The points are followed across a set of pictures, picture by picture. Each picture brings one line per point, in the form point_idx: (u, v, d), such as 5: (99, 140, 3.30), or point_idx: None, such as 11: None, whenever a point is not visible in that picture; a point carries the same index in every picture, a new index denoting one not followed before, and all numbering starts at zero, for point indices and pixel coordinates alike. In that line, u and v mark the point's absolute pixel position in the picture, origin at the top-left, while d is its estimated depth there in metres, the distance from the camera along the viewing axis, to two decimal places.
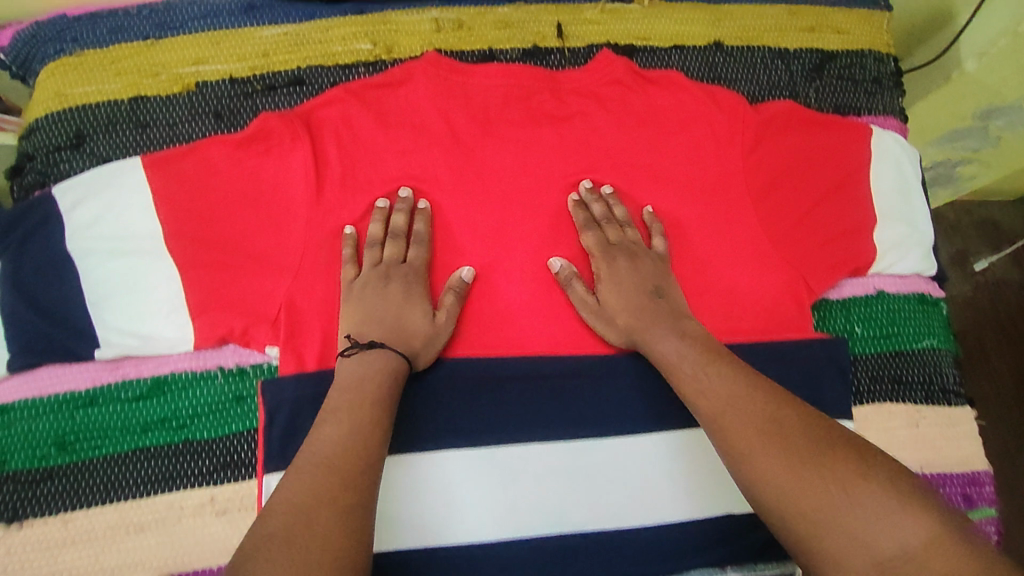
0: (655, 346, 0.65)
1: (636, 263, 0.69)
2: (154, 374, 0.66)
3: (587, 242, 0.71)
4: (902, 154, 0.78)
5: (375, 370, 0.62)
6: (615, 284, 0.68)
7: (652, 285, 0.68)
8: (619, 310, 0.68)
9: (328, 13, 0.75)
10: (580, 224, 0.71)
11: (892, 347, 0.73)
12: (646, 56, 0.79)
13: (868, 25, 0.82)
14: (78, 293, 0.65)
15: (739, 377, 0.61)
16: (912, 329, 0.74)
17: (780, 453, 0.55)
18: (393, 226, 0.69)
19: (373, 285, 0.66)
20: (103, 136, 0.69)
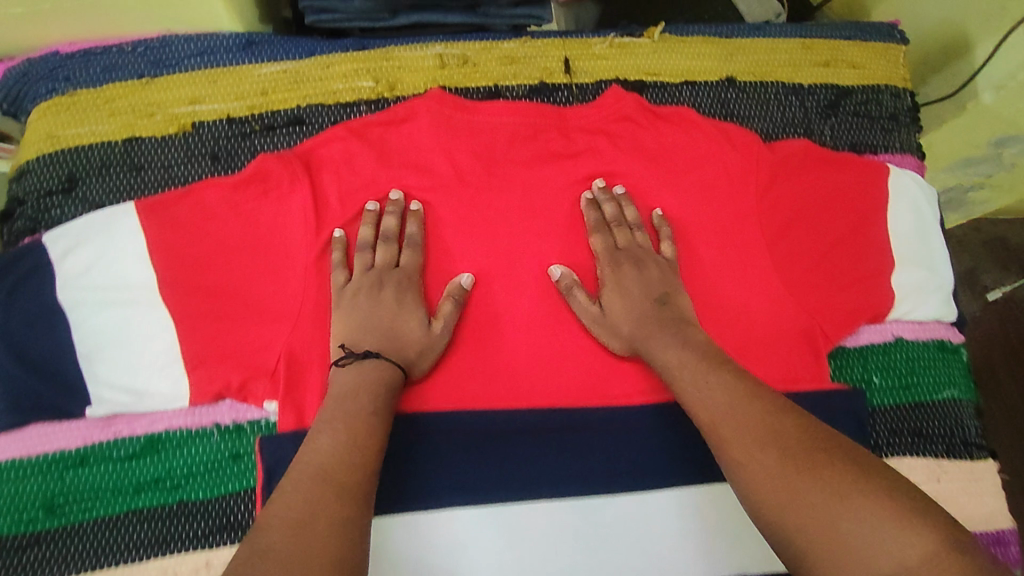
0: (654, 353, 0.64)
1: (640, 269, 0.68)
2: (148, 432, 0.63)
3: (594, 245, 0.70)
4: (920, 194, 0.75)
5: (366, 382, 0.60)
6: (616, 290, 0.67)
7: (656, 292, 0.67)
8: (619, 317, 0.66)
9: (328, 49, 0.73)
10: (590, 226, 0.70)
11: (911, 398, 0.71)
12: (657, 91, 0.76)
13: (885, 59, 0.79)
14: (69, 349, 0.63)
15: (739, 384, 0.59)
16: (931, 381, 0.71)
17: (780, 464, 0.53)
18: (385, 230, 0.67)
19: (366, 292, 0.65)
20: (96, 180, 0.67)
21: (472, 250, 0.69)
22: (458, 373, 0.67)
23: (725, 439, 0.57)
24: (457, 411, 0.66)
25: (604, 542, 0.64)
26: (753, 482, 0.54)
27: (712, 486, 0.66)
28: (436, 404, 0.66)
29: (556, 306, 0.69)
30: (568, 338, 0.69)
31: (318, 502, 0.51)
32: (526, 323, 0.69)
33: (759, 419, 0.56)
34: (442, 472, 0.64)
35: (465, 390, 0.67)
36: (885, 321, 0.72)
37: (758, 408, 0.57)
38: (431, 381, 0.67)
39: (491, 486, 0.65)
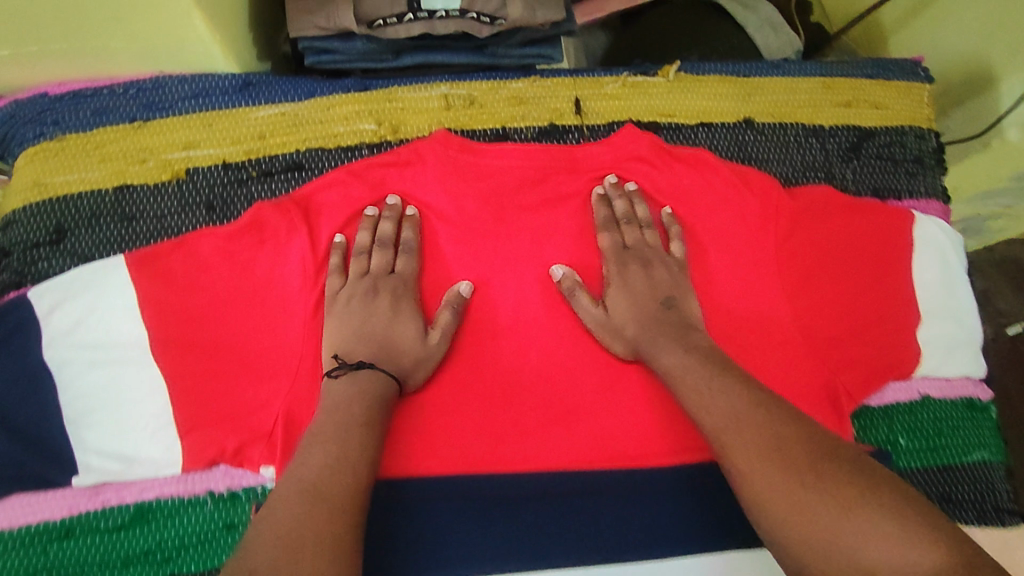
0: (657, 359, 0.61)
1: (647, 270, 0.65)
2: (137, 500, 0.60)
3: (602, 243, 0.67)
4: (946, 242, 0.72)
5: (358, 392, 0.58)
6: (622, 291, 0.65)
7: (663, 295, 0.64)
8: (623, 317, 0.64)
9: (328, 90, 0.70)
10: (599, 223, 0.67)
11: (939, 460, 0.68)
12: (672, 132, 0.73)
13: (908, 97, 0.76)
14: (54, 413, 0.60)
15: (744, 391, 0.57)
16: (959, 442, 0.69)
17: (784, 475, 0.51)
18: (380, 233, 0.65)
19: (360, 298, 0.62)
20: (85, 231, 0.64)
21: (478, 301, 0.66)
22: (463, 433, 0.64)
23: (727, 446, 0.55)
24: (460, 476, 0.63)
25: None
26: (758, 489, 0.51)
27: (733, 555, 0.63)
28: (441, 468, 0.63)
29: (566, 361, 0.66)
30: (578, 396, 0.65)
31: (303, 521, 0.48)
32: (535, 379, 0.65)
33: (764, 427, 0.54)
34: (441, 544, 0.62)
35: (472, 452, 0.64)
36: (912, 378, 0.69)
37: (761, 415, 0.55)
38: (434, 441, 0.63)
39: (496, 552, 0.62)
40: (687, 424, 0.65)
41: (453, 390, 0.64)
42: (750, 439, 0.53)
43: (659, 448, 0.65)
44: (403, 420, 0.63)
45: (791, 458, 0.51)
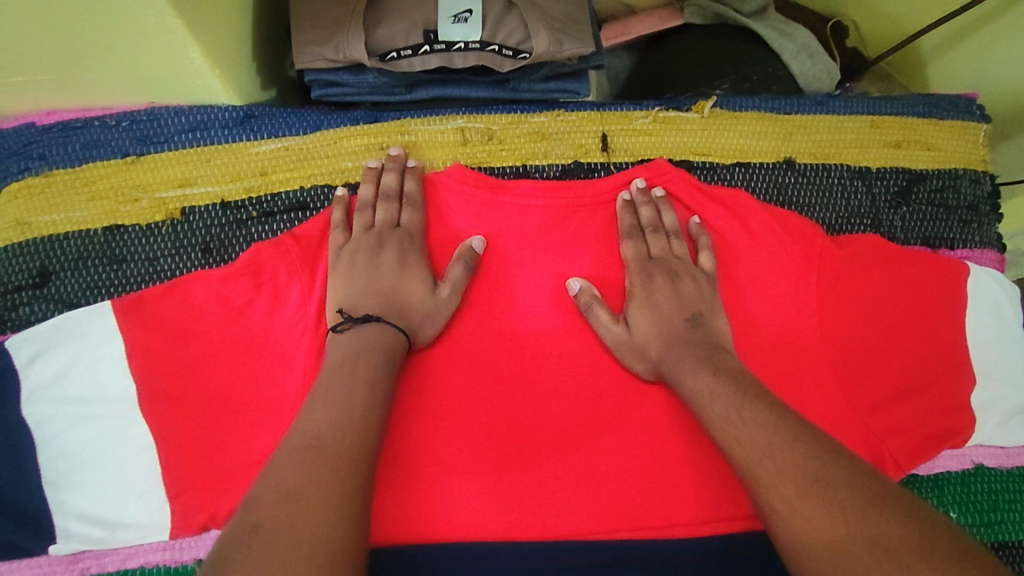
0: (683, 380, 0.56)
1: (675, 283, 0.61)
2: (120, 568, 0.56)
3: (626, 253, 0.63)
4: (1004, 296, 0.66)
5: (360, 357, 0.53)
6: (645, 305, 0.60)
7: (691, 311, 0.60)
8: (647, 334, 0.59)
9: (336, 122, 0.65)
10: (623, 230, 0.63)
11: (995, 538, 0.62)
12: (707, 171, 0.68)
13: (962, 138, 0.71)
14: (32, 472, 0.55)
15: (780, 421, 0.51)
16: (1016, 518, 0.62)
17: (826, 504, 0.45)
18: (384, 186, 0.62)
19: (366, 251, 0.59)
20: (71, 274, 0.59)
21: (494, 349, 0.61)
22: (476, 496, 0.58)
23: (760, 481, 0.48)
24: (466, 542, 0.57)
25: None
26: (799, 532, 0.45)
27: None
28: (450, 535, 0.57)
29: (590, 420, 0.60)
30: (603, 457, 0.59)
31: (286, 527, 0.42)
32: (556, 438, 0.59)
33: (803, 459, 0.48)
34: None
35: (484, 516, 0.58)
36: (965, 446, 0.63)
37: (802, 448, 0.49)
38: (443, 505, 0.57)
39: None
40: (722, 491, 0.59)
41: (466, 448, 0.58)
42: (788, 475, 0.47)
43: (690, 515, 0.59)
44: (409, 482, 0.58)
45: (835, 492, 0.45)
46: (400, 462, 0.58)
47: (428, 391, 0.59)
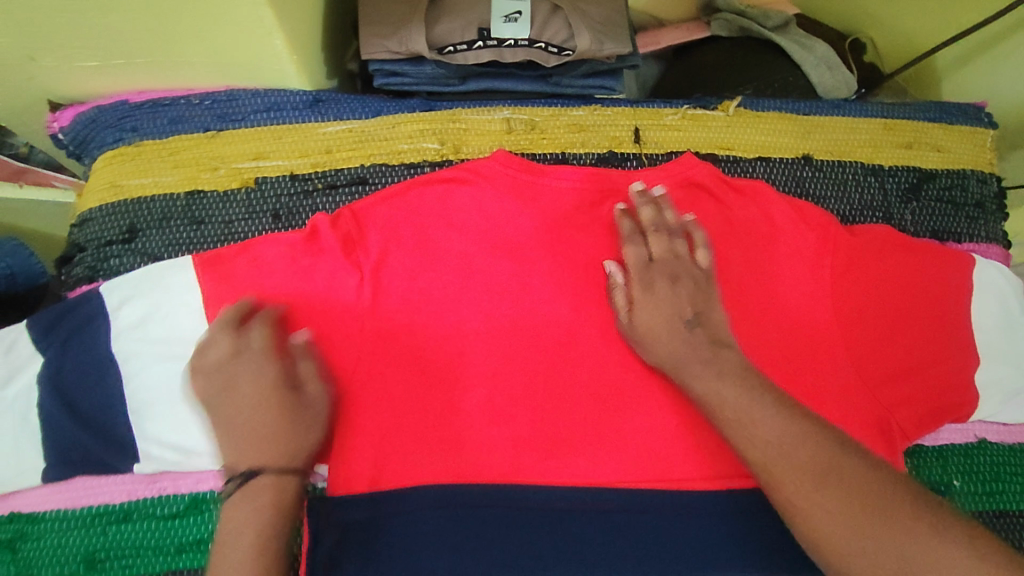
0: (709, 350, 0.61)
1: (675, 286, 0.64)
2: (191, 491, 0.63)
3: (626, 257, 0.65)
4: (1007, 286, 0.71)
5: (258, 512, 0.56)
6: (648, 306, 0.63)
7: (688, 314, 0.63)
8: (651, 334, 0.63)
9: (395, 109, 0.72)
10: (625, 236, 0.66)
11: (995, 506, 0.66)
12: (731, 164, 0.73)
13: (970, 143, 0.76)
14: (120, 400, 0.62)
15: None
16: (1018, 489, 0.67)
17: None
18: (232, 323, 0.61)
19: (223, 400, 0.59)
20: (156, 232, 0.66)
21: (531, 316, 0.66)
22: (515, 443, 0.63)
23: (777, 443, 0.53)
24: (501, 483, 0.62)
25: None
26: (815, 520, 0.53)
27: None
28: (489, 475, 0.63)
29: (617, 381, 0.65)
30: (629, 414, 0.65)
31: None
32: (586, 397, 0.65)
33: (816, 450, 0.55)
34: (475, 547, 0.60)
35: (519, 460, 0.63)
36: (967, 421, 0.68)
37: None
38: (480, 452, 0.63)
39: (533, 564, 0.60)
40: None
41: (502, 404, 0.64)
42: (801, 462, 0.54)
43: (705, 471, 0.64)
44: (450, 431, 0.63)
45: (840, 486, 0.53)
46: (444, 411, 0.64)
47: (470, 350, 0.65)
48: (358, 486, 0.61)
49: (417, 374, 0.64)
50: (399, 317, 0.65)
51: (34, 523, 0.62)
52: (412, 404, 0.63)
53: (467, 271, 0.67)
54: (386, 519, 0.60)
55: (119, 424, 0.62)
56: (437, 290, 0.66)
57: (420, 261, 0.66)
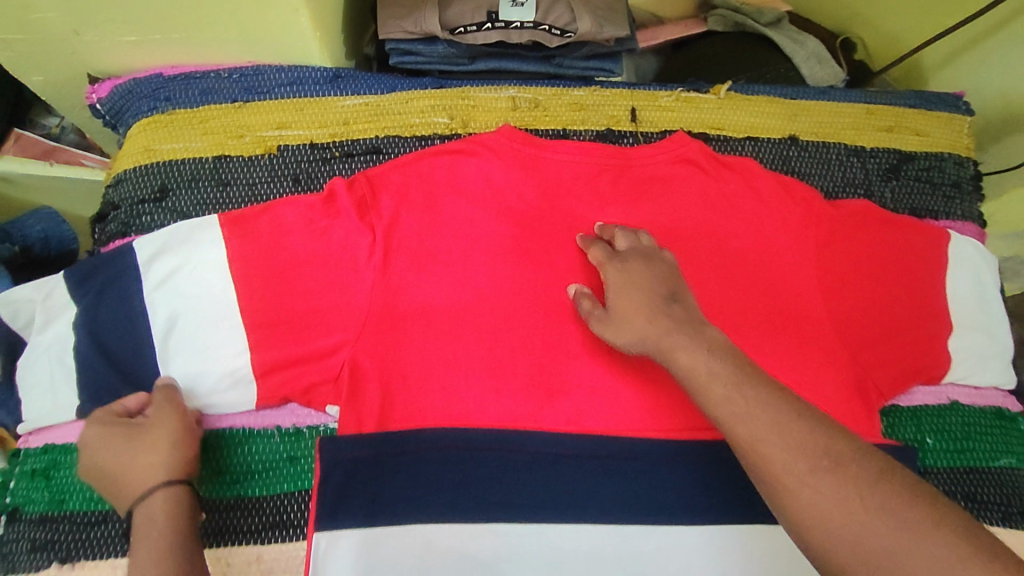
0: None
1: (647, 265, 0.65)
2: (213, 429, 0.69)
3: (592, 257, 0.68)
4: (981, 263, 0.76)
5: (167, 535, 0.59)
6: (621, 283, 0.64)
7: (665, 294, 0.62)
8: (629, 308, 0.63)
9: (409, 86, 0.78)
10: (591, 242, 0.70)
11: (965, 462, 0.73)
12: (721, 143, 0.78)
13: (948, 127, 0.81)
14: (148, 344, 0.66)
15: None
16: (987, 447, 0.74)
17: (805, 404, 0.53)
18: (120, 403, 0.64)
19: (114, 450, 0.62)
20: (186, 192, 0.72)
21: (531, 278, 0.71)
22: (515, 392, 0.68)
23: None
24: (502, 429, 0.67)
25: (642, 567, 0.64)
26: (807, 505, 0.47)
27: (754, 526, 0.67)
28: (490, 422, 0.67)
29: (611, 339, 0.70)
30: (620, 368, 0.69)
31: None
32: (580, 352, 0.69)
33: (807, 435, 0.50)
34: (474, 487, 0.65)
35: (518, 408, 0.68)
36: (941, 384, 0.74)
37: None
38: (481, 401, 0.67)
39: (526, 501, 0.65)
40: None
41: (502, 356, 0.69)
42: (791, 449, 0.49)
43: (692, 422, 0.69)
44: (453, 381, 0.68)
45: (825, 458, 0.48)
46: (449, 362, 0.68)
47: (474, 306, 0.70)
48: (368, 428, 0.66)
49: (423, 327, 0.69)
50: (409, 275, 0.69)
51: (69, 452, 0.68)
52: (416, 355, 0.68)
53: (473, 234, 0.72)
54: (394, 458, 0.65)
55: (147, 367, 0.66)
56: (444, 252, 0.71)
57: (428, 225, 0.71)
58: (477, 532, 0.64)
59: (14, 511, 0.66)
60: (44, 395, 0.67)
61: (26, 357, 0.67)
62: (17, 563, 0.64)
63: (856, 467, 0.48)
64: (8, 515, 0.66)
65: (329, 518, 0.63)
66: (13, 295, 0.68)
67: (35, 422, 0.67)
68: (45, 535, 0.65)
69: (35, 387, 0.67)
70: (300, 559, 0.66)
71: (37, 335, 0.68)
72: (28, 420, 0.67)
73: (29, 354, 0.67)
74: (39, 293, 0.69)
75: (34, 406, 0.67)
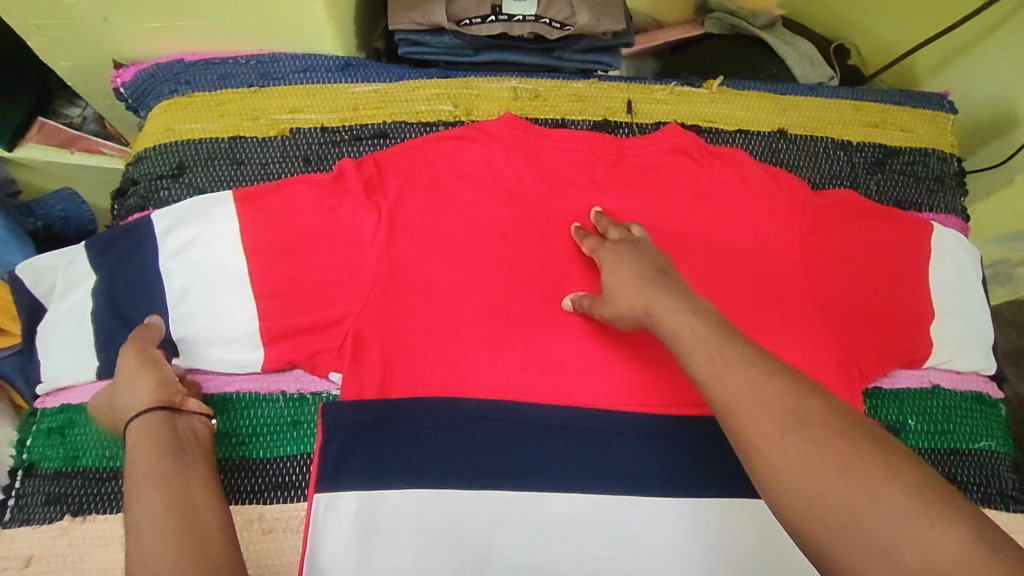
0: None
1: (637, 248, 0.67)
2: (221, 393, 0.73)
3: (587, 248, 0.70)
4: (963, 253, 0.79)
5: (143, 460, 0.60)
6: (613, 264, 0.66)
7: (655, 266, 0.64)
8: (619, 288, 0.64)
9: (416, 76, 0.82)
10: (584, 235, 0.72)
11: (947, 444, 0.76)
12: (713, 135, 0.83)
13: (933, 125, 0.87)
14: (162, 310, 0.70)
15: None
16: (967, 430, 0.77)
17: None
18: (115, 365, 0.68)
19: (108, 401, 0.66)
20: (202, 168, 0.76)
21: (528, 255, 0.74)
22: (509, 364, 0.70)
23: None
24: (497, 400, 0.69)
25: (629, 537, 0.66)
26: (773, 464, 0.46)
27: (741, 501, 0.69)
28: (484, 391, 0.69)
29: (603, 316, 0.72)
30: (611, 344, 0.72)
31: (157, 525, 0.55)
32: (573, 328, 0.72)
33: (780, 394, 0.48)
34: (469, 455, 0.67)
35: (512, 380, 0.70)
36: (923, 368, 0.77)
37: None
38: (477, 374, 0.70)
39: (518, 469, 0.67)
40: None
41: (499, 330, 0.71)
42: (764, 402, 0.48)
43: (683, 397, 0.71)
44: (450, 354, 0.70)
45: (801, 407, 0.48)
46: (447, 335, 0.70)
47: (472, 282, 0.72)
48: (367, 394, 0.68)
49: (423, 301, 0.70)
50: (412, 253, 0.71)
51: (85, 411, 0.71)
52: (415, 326, 0.70)
53: (474, 215, 0.74)
54: (392, 424, 0.67)
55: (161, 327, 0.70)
56: (447, 232, 0.73)
57: (432, 206, 0.73)
58: (469, 498, 0.66)
59: (31, 466, 0.70)
60: (63, 355, 0.70)
61: (48, 320, 0.71)
62: (32, 515, 0.67)
63: (829, 415, 0.47)
64: (24, 470, 0.69)
65: (329, 481, 0.65)
66: (36, 261, 0.72)
67: (55, 382, 0.71)
68: (59, 489, 0.68)
69: (56, 348, 0.71)
70: (300, 519, 0.70)
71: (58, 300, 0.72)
72: (48, 379, 0.71)
73: (51, 317, 0.71)
74: (61, 261, 0.73)
75: (53, 366, 0.71)
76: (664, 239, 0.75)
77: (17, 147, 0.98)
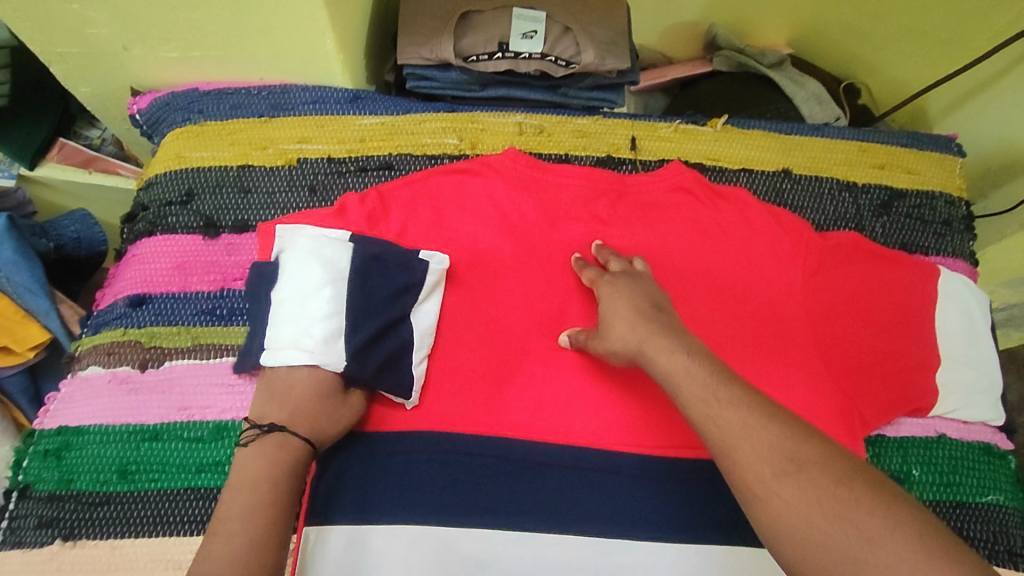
0: None
1: (638, 282, 0.67)
2: (217, 419, 0.71)
3: (586, 280, 0.71)
4: (970, 298, 0.78)
5: (267, 468, 0.57)
6: (611, 296, 0.66)
7: (657, 301, 0.64)
8: (615, 322, 0.63)
9: (423, 109, 0.84)
10: (583, 266, 0.72)
11: (952, 496, 0.74)
12: (717, 174, 0.83)
13: (940, 167, 0.87)
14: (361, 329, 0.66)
15: None
16: (975, 482, 0.75)
17: None
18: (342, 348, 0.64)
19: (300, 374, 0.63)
20: (210, 196, 0.79)
21: (530, 288, 0.74)
22: (506, 401, 0.69)
23: None
24: (491, 436, 0.68)
25: None
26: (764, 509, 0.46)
27: (737, 547, 0.67)
28: (479, 427, 0.68)
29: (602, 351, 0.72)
30: (610, 381, 0.71)
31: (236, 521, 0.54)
32: (571, 362, 0.71)
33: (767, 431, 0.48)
34: (463, 493, 0.66)
35: (508, 416, 0.69)
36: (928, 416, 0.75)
37: None
38: (473, 408, 0.69)
39: (510, 507, 0.66)
40: None
41: (497, 363, 0.71)
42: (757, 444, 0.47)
43: (682, 440, 0.70)
44: (447, 388, 0.69)
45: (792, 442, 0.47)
46: (445, 368, 0.70)
47: (473, 315, 0.72)
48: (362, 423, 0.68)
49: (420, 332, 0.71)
50: None
51: (81, 434, 0.71)
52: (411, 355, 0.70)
53: (475, 250, 0.74)
54: (384, 458, 0.67)
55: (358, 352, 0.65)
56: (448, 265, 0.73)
57: (433, 240, 0.74)
58: (459, 535, 0.64)
59: (26, 488, 0.70)
60: (324, 335, 0.63)
61: (310, 290, 0.65)
62: (24, 538, 0.67)
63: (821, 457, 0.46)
64: (20, 492, 0.69)
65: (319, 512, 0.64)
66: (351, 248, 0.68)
67: (283, 364, 0.63)
68: (52, 512, 0.68)
69: (330, 334, 0.64)
70: None
71: (329, 273, 0.66)
72: (326, 364, 0.63)
73: (327, 299, 0.65)
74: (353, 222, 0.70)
75: (321, 347, 0.63)
76: (666, 276, 0.74)
77: (38, 167, 1.01)
